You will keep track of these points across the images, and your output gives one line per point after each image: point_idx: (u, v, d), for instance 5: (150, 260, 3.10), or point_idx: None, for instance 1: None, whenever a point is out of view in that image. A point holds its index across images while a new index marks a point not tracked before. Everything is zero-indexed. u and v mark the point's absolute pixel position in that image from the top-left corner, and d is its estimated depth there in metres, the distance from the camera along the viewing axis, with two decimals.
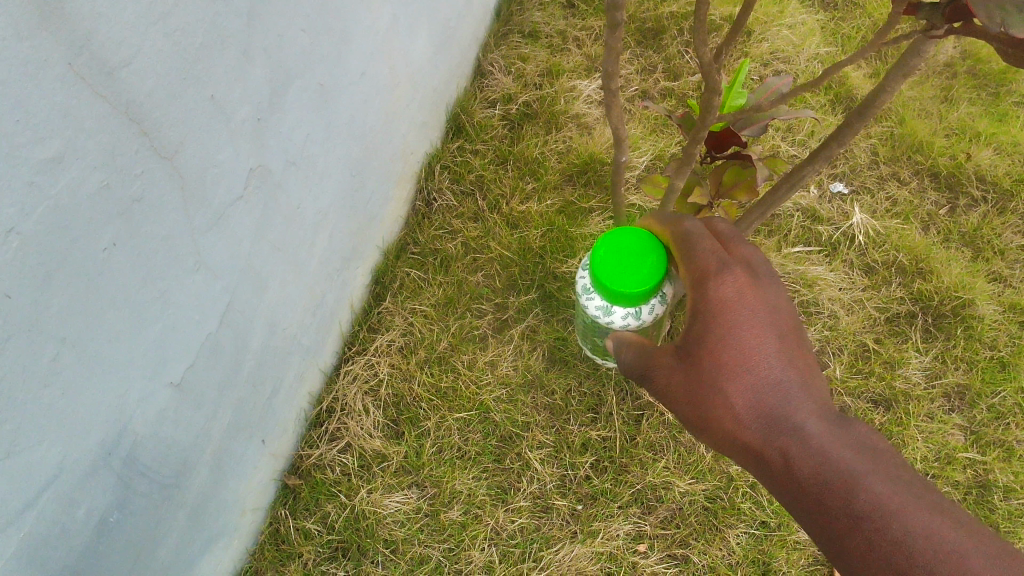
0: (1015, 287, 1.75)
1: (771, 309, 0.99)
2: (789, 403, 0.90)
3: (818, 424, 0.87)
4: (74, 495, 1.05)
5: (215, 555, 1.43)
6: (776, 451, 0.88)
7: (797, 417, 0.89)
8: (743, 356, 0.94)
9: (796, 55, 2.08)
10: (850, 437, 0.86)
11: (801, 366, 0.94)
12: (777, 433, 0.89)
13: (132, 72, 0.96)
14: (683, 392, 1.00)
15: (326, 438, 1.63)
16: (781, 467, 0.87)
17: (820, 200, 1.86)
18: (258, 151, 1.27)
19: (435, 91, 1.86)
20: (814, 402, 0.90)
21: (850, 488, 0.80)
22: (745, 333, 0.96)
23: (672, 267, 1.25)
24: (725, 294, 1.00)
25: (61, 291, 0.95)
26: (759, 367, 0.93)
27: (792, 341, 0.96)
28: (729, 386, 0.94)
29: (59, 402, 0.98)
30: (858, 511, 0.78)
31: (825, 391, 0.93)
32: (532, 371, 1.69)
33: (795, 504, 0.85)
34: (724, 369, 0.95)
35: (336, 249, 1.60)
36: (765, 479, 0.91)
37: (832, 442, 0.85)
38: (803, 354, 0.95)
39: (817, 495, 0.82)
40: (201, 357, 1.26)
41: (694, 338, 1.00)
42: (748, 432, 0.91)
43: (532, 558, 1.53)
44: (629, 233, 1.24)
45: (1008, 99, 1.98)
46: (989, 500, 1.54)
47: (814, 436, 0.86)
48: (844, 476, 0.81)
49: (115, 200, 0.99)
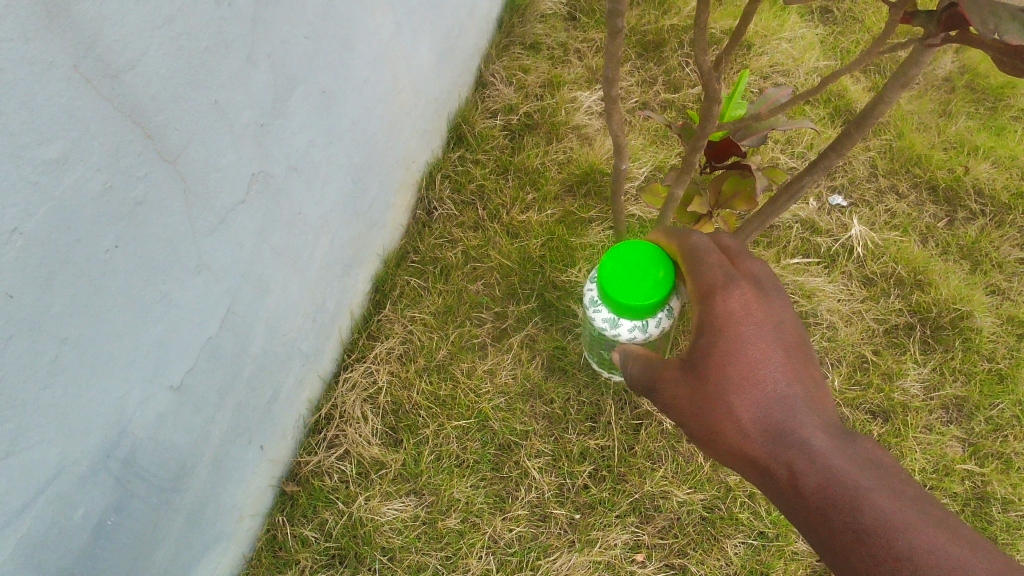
0: (1013, 300, 1.75)
1: (777, 325, 0.99)
2: (794, 418, 0.91)
3: (823, 439, 0.88)
4: (72, 496, 1.06)
5: (212, 561, 1.42)
6: (781, 464, 0.89)
7: (802, 432, 0.89)
8: (749, 369, 0.95)
9: (795, 68, 2.09)
10: (854, 453, 0.86)
11: (806, 381, 0.95)
12: (781, 447, 0.89)
13: (137, 75, 0.97)
14: (688, 404, 1.01)
15: (324, 446, 1.63)
16: (785, 480, 0.88)
17: (819, 212, 1.87)
18: (261, 156, 1.28)
19: (437, 101, 1.88)
20: (819, 418, 0.91)
21: (854, 503, 0.80)
22: (752, 347, 0.96)
23: (680, 283, 1.26)
24: (731, 307, 1.00)
25: (63, 292, 0.95)
26: (765, 381, 0.94)
27: (797, 356, 0.97)
28: (735, 399, 0.94)
29: (59, 403, 0.98)
30: (861, 526, 0.78)
31: (829, 406, 0.93)
32: (530, 379, 1.70)
33: (799, 518, 0.86)
34: (730, 382, 0.95)
35: (337, 255, 1.60)
36: (769, 492, 0.91)
37: (837, 457, 0.85)
38: (808, 370, 0.96)
39: (822, 509, 0.82)
40: (201, 361, 1.26)
41: (700, 351, 1.01)
42: (753, 446, 0.92)
43: (529, 566, 1.52)
44: (636, 248, 1.24)
45: (1006, 113, 2.00)
46: (987, 512, 1.54)
47: (820, 450, 0.87)
48: (848, 491, 0.82)
49: (118, 202, 1.00)
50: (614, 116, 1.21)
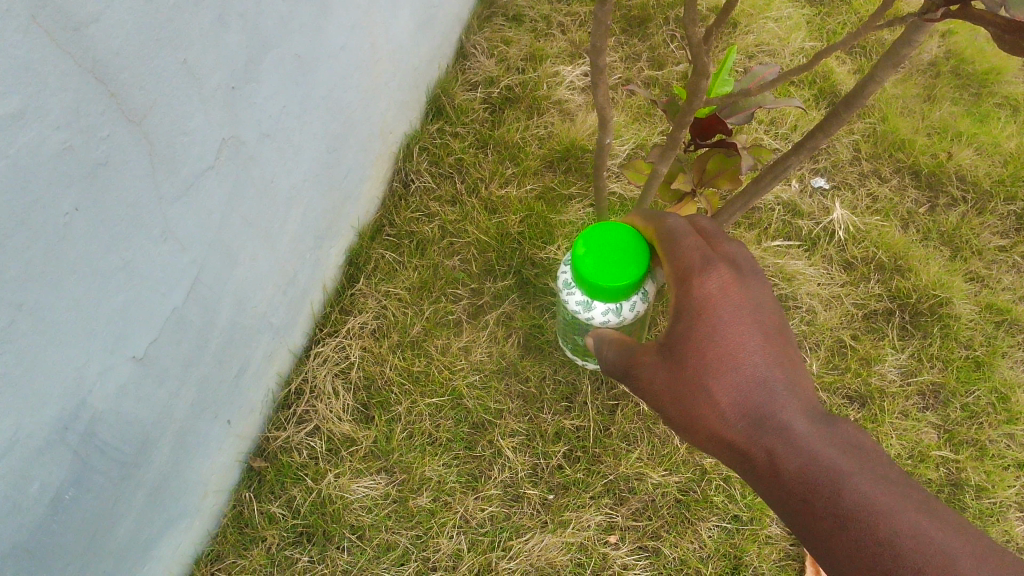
0: (992, 288, 1.75)
1: (756, 308, 0.97)
2: (773, 401, 0.88)
3: (803, 422, 0.86)
4: (27, 470, 1.01)
5: (175, 538, 1.38)
6: (761, 450, 0.86)
7: (781, 416, 0.87)
8: (728, 352, 0.92)
9: (781, 48, 2.06)
10: (835, 435, 0.84)
11: (786, 363, 0.92)
12: (761, 431, 0.87)
13: (99, 30, 0.92)
14: (665, 389, 0.98)
15: (293, 421, 1.58)
16: (766, 465, 0.85)
17: (801, 195, 1.85)
18: (231, 120, 1.22)
19: (416, 71, 1.83)
20: (799, 400, 0.88)
21: (836, 488, 0.78)
22: (730, 330, 0.94)
23: (655, 266, 1.23)
24: (710, 291, 0.97)
25: (17, 256, 0.90)
26: (743, 364, 0.91)
27: (777, 338, 0.94)
28: (714, 384, 0.92)
29: (13, 372, 0.94)
30: (844, 510, 0.76)
31: (810, 388, 0.91)
32: (506, 357, 1.67)
33: (780, 503, 0.83)
34: (708, 366, 0.93)
35: (310, 226, 1.56)
36: (749, 477, 0.89)
37: (818, 440, 0.83)
38: (788, 350, 0.94)
39: (803, 494, 0.80)
40: (166, 332, 1.22)
41: (678, 335, 0.98)
42: (732, 430, 0.89)
43: (501, 547, 1.50)
44: (609, 236, 1.21)
45: (990, 100, 1.99)
46: (960, 498, 1.54)
47: (800, 434, 0.84)
48: (830, 475, 0.79)
49: (77, 163, 0.95)
50: (601, 92, 1.17)
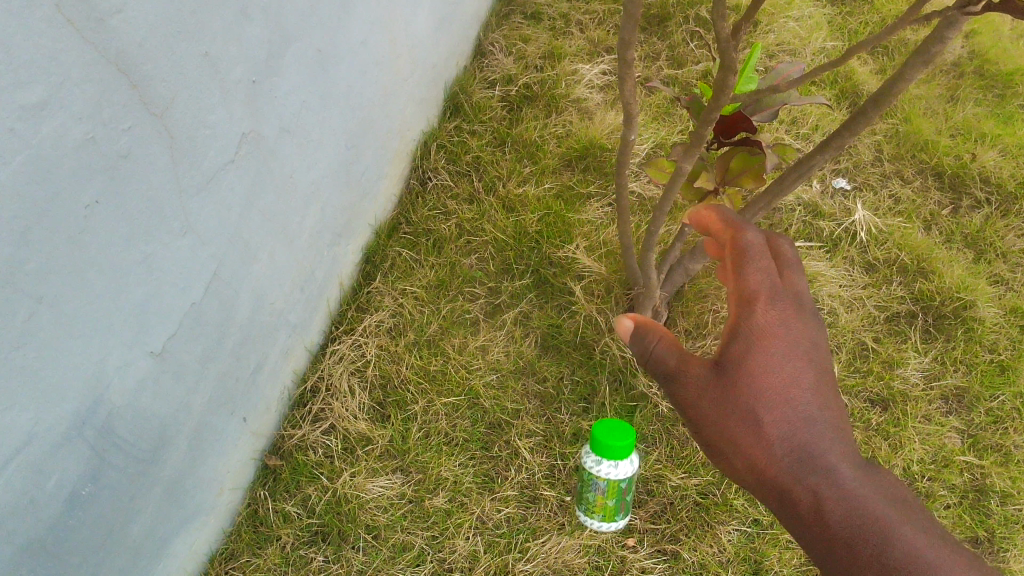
0: (1017, 291, 1.72)
1: (812, 345, 1.01)
2: (819, 442, 0.94)
3: (850, 469, 0.93)
4: (45, 464, 1.00)
5: (189, 536, 1.37)
6: (804, 489, 0.93)
7: (829, 459, 0.93)
8: (783, 389, 0.97)
9: (802, 47, 2.04)
10: (880, 487, 0.92)
11: (833, 409, 0.97)
12: (807, 471, 0.93)
13: (123, 20, 0.91)
14: (710, 402, 1.01)
15: (309, 419, 1.57)
16: (808, 505, 0.92)
17: (823, 195, 1.84)
18: (252, 114, 1.22)
19: (434, 68, 1.81)
20: (842, 448, 0.95)
21: (886, 538, 0.87)
22: (788, 365, 0.98)
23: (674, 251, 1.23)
24: (770, 323, 1.00)
25: (38, 248, 0.89)
26: (796, 402, 0.96)
27: (826, 380, 0.99)
28: (767, 416, 0.96)
29: (31, 365, 0.93)
30: (893, 561, 0.85)
31: (849, 435, 0.97)
32: (523, 357, 1.64)
33: (813, 542, 0.91)
34: (763, 397, 0.97)
35: (327, 223, 1.54)
36: (785, 514, 0.95)
37: (863, 490, 0.91)
38: (836, 397, 0.99)
39: (850, 543, 0.88)
40: (184, 327, 1.21)
41: (731, 355, 1.00)
42: (776, 465, 0.95)
43: (518, 548, 1.48)
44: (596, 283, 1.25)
45: (1014, 101, 1.97)
46: (985, 505, 1.51)
47: (847, 481, 0.92)
48: (876, 527, 0.88)
49: (99, 154, 0.94)
50: (627, 115, 1.12)
